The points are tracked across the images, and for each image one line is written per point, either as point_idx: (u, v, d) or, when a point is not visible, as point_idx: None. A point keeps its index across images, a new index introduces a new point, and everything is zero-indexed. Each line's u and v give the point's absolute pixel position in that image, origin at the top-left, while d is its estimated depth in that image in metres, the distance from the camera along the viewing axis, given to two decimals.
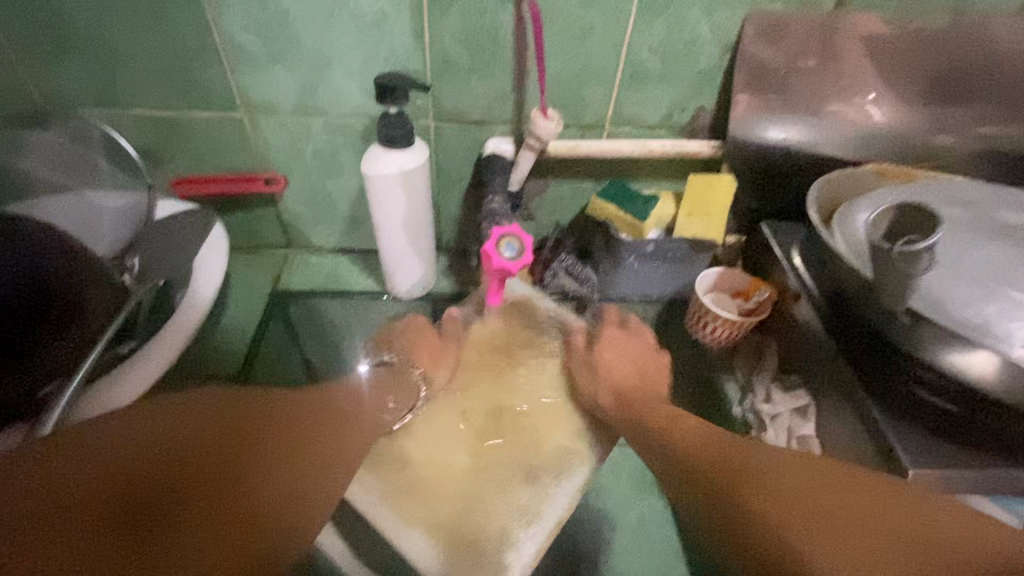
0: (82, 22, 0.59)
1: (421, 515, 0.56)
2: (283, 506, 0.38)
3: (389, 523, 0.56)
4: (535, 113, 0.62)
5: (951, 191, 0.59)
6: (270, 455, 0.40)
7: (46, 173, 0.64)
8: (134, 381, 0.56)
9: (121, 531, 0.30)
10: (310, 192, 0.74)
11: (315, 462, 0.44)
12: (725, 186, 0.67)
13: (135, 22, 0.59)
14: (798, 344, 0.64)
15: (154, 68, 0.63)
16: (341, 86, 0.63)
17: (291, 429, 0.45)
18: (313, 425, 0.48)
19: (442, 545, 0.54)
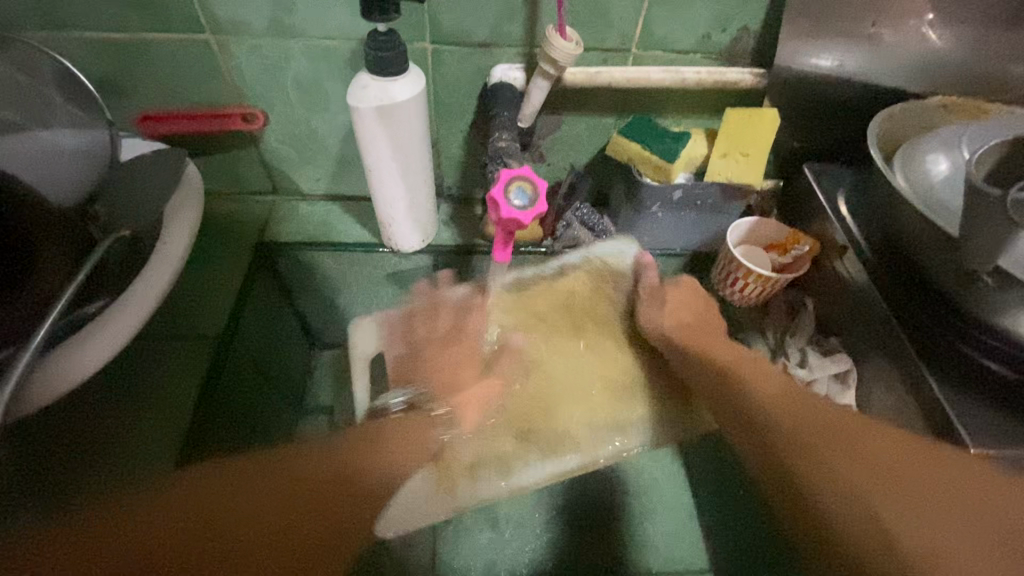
0: None
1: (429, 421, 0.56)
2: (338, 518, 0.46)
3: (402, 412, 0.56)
4: (550, 31, 0.52)
5: None
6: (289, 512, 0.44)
7: None
8: (104, 341, 0.49)
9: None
10: (293, 130, 0.65)
11: (346, 483, 0.47)
12: (768, 121, 0.59)
13: None
14: (839, 303, 0.58)
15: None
16: (321, 0, 0.54)
17: (318, 483, 0.46)
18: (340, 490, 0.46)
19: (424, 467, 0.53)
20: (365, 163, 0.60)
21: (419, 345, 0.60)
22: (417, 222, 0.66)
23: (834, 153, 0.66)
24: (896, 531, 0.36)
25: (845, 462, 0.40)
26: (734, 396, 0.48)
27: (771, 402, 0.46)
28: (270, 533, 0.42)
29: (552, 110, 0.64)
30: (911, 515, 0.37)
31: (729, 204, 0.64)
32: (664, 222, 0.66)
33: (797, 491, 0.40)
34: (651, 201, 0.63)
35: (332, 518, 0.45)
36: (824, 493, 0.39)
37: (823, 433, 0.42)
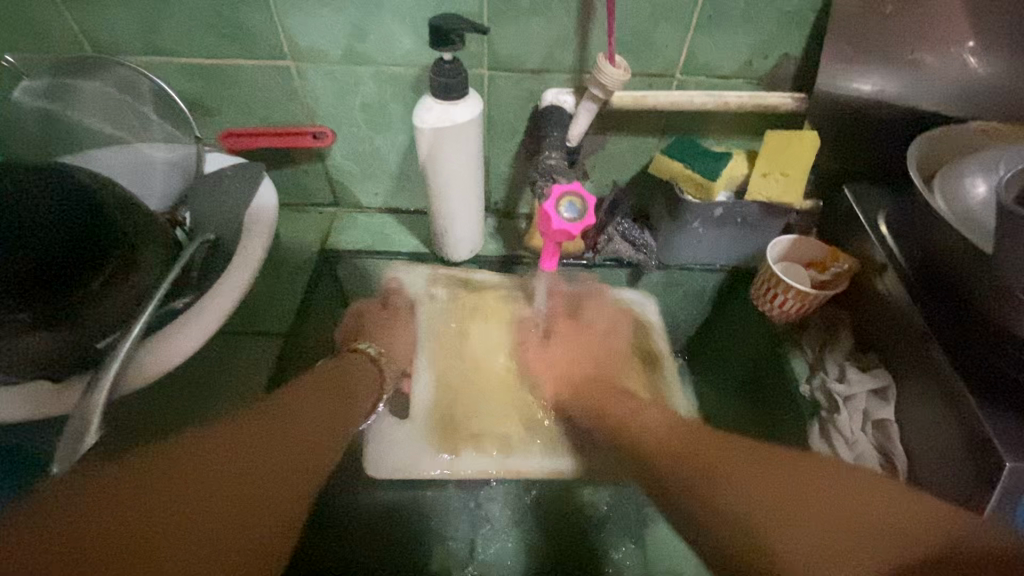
0: None
1: (442, 379, 0.66)
2: (293, 454, 0.49)
3: (421, 368, 0.67)
4: (600, 59, 0.57)
5: None
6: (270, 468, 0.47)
7: (96, 122, 0.65)
8: (192, 331, 0.55)
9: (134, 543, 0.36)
10: (356, 147, 0.71)
11: (307, 436, 0.52)
12: (808, 143, 0.61)
13: None
14: (879, 319, 0.59)
15: (199, 14, 0.60)
16: (391, 31, 0.59)
17: (267, 433, 0.49)
18: (287, 434, 0.50)
19: (431, 425, 0.62)
20: (424, 178, 0.65)
21: (462, 311, 0.71)
22: (467, 232, 0.71)
23: (874, 175, 0.68)
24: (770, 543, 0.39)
25: (730, 488, 0.44)
26: (634, 427, 0.57)
27: (668, 448, 0.52)
28: (237, 489, 0.43)
29: (598, 130, 0.68)
30: (782, 528, 0.40)
31: (768, 222, 0.66)
32: (703, 238, 0.68)
33: (698, 488, 0.46)
34: (691, 218, 0.65)
35: (275, 449, 0.48)
36: (717, 489, 0.45)
37: (709, 458, 0.48)
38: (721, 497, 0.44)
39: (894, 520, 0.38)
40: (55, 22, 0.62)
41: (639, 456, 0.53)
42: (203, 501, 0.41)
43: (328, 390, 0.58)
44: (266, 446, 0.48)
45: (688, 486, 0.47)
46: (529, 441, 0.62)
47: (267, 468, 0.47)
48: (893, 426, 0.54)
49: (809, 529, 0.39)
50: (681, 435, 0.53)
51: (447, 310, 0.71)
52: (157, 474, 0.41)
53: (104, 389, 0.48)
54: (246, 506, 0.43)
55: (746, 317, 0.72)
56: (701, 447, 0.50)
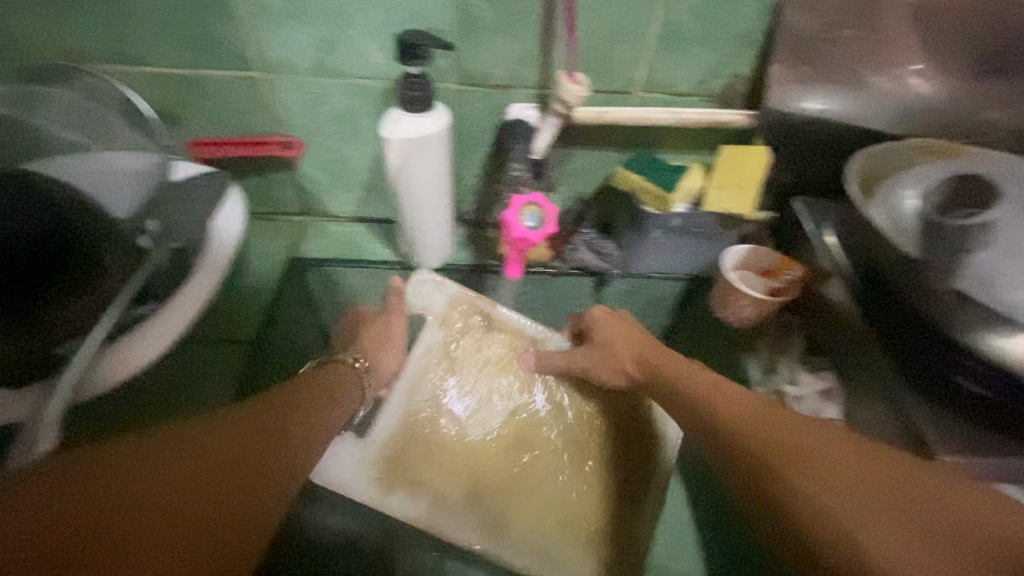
0: None
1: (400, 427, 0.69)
2: (291, 437, 0.48)
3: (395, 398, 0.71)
4: (561, 76, 0.59)
5: (1003, 166, 0.55)
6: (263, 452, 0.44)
7: (58, 131, 0.63)
8: (157, 337, 0.55)
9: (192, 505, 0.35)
10: (326, 157, 0.72)
11: (301, 416, 0.52)
12: (758, 159, 0.65)
13: None
14: (827, 324, 0.62)
15: (169, 24, 0.61)
16: (360, 45, 0.61)
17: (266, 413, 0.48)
18: (284, 416, 0.49)
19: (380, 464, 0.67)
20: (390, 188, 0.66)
21: (446, 351, 0.74)
22: (434, 241, 0.72)
23: (823, 188, 0.72)
24: (858, 526, 0.38)
25: (810, 444, 0.44)
26: (709, 403, 0.53)
27: (732, 429, 0.49)
28: (254, 458, 0.42)
29: (562, 143, 0.70)
30: (848, 494, 0.40)
31: (725, 232, 0.69)
32: (664, 248, 0.71)
33: (766, 472, 0.44)
34: (652, 228, 0.68)
35: (285, 437, 0.47)
36: (784, 482, 0.43)
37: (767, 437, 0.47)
38: (787, 476, 0.43)
39: (949, 509, 0.38)
40: (20, 29, 0.62)
41: (715, 438, 0.50)
42: (199, 473, 0.37)
43: (315, 391, 0.57)
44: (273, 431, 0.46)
45: (751, 452, 0.47)
46: (454, 503, 0.66)
47: (251, 446, 0.42)
48: (838, 424, 0.57)
49: (881, 520, 0.38)
50: (748, 400, 0.51)
51: (440, 342, 0.74)
52: (181, 463, 0.36)
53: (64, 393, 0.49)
54: (260, 472, 0.42)
55: (706, 324, 0.75)
56: (768, 419, 0.48)
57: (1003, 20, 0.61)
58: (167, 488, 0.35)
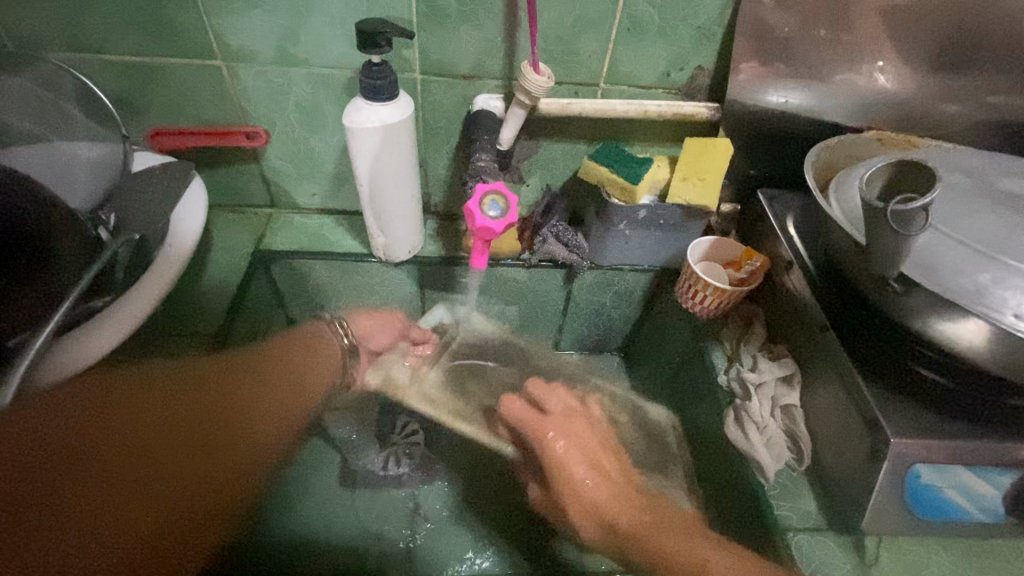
0: None
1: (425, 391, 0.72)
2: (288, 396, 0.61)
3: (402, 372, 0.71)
4: (525, 66, 0.59)
5: (955, 157, 0.57)
6: (257, 399, 0.58)
7: (13, 120, 0.62)
8: (113, 328, 0.55)
9: (211, 453, 0.50)
10: (292, 148, 0.71)
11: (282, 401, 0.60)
12: (722, 150, 0.65)
13: None
14: (788, 313, 0.63)
15: (124, 10, 0.59)
16: (323, 34, 0.60)
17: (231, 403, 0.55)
18: (243, 402, 0.56)
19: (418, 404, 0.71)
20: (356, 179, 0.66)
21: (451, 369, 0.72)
22: (401, 234, 0.71)
23: (786, 180, 0.73)
24: None
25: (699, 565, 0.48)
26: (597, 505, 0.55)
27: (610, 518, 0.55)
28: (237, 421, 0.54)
29: (530, 136, 0.70)
30: None
31: (690, 224, 0.70)
32: (630, 239, 0.72)
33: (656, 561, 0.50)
34: (618, 219, 0.69)
35: (283, 393, 0.61)
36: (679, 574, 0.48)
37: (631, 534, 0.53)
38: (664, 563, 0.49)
39: None
40: None
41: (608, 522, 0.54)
42: (181, 444, 0.48)
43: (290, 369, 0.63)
44: (276, 392, 0.60)
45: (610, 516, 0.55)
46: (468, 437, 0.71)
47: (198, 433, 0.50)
48: (799, 410, 0.58)
49: None
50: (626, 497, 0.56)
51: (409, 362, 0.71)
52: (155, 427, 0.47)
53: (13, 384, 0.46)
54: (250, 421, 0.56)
55: (673, 314, 0.76)
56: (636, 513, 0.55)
57: (958, 16, 0.62)
58: (115, 415, 0.46)
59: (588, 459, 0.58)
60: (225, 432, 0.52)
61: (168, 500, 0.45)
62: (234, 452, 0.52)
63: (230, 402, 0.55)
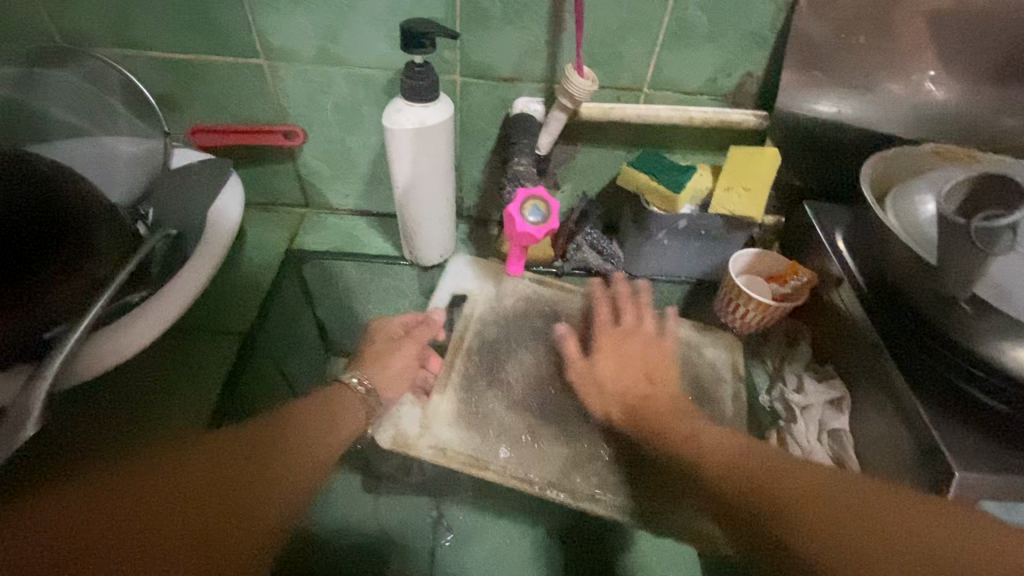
0: None
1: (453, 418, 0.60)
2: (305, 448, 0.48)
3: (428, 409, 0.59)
4: (568, 70, 0.58)
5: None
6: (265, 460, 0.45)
7: (61, 113, 0.63)
8: (143, 327, 0.54)
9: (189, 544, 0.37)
10: (329, 148, 0.71)
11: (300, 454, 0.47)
12: (770, 160, 0.63)
13: None
14: (836, 332, 0.60)
15: (171, 7, 0.60)
16: (364, 34, 0.60)
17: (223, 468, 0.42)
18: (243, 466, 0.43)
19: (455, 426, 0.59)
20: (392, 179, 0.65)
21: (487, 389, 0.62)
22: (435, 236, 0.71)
23: (832, 193, 0.70)
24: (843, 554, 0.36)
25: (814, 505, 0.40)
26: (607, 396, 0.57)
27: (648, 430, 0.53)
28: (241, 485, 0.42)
29: (567, 141, 0.69)
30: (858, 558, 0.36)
31: (731, 236, 0.68)
32: (668, 250, 0.69)
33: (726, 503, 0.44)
34: (657, 228, 0.67)
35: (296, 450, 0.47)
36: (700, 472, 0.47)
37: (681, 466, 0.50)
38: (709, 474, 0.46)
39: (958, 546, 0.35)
40: (22, 7, 0.61)
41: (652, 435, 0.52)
42: (150, 529, 0.36)
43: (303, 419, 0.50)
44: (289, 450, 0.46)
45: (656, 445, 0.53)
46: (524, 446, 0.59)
47: (175, 518, 0.38)
48: (847, 437, 0.55)
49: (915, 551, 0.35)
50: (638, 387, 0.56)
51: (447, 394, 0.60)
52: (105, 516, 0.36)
53: (46, 380, 0.46)
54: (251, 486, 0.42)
55: None
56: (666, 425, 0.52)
57: None
58: (33, 541, 0.34)
59: (618, 364, 0.58)
60: (231, 507, 0.40)
61: None
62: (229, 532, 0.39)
63: (215, 475, 0.41)
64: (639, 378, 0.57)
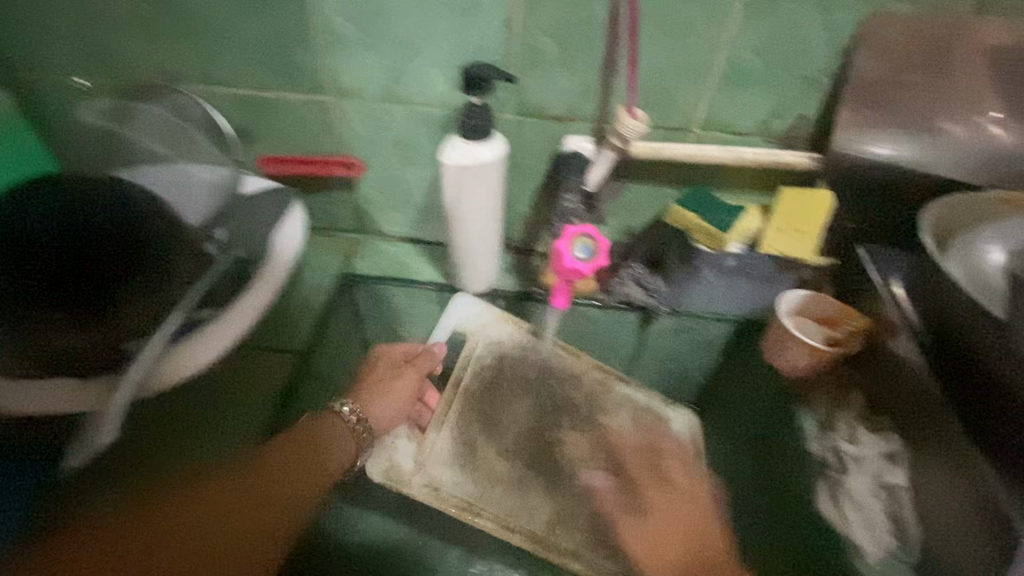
0: (196, 6, 0.62)
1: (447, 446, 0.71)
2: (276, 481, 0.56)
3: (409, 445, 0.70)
4: (621, 111, 0.60)
5: None
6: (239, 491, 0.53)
7: (146, 143, 0.68)
8: (212, 342, 0.56)
9: (226, 509, 0.52)
10: (386, 179, 0.75)
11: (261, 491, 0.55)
12: (822, 203, 0.63)
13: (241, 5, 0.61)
14: (890, 382, 0.57)
15: (252, 50, 0.65)
16: (427, 74, 0.63)
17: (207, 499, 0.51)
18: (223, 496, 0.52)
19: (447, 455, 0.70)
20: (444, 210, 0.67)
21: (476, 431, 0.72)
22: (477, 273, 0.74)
23: (889, 237, 0.68)
24: None
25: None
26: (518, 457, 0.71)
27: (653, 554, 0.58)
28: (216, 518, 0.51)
29: (615, 179, 0.70)
30: None
31: (780, 276, 0.67)
32: (715, 287, 0.69)
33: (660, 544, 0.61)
34: (702, 266, 0.67)
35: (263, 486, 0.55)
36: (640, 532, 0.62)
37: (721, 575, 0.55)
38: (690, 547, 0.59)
39: None
40: (122, 50, 0.67)
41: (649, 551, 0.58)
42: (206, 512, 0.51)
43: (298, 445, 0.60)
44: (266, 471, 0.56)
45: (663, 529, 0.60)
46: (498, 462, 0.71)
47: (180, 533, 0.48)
48: (905, 491, 0.52)
49: None
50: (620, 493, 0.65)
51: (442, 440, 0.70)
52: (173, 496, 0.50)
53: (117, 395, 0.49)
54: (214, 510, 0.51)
55: (754, 370, 0.72)
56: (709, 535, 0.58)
57: None
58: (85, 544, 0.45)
59: (667, 521, 0.59)
60: (240, 523, 0.52)
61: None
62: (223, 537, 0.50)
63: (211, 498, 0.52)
64: (678, 538, 0.57)
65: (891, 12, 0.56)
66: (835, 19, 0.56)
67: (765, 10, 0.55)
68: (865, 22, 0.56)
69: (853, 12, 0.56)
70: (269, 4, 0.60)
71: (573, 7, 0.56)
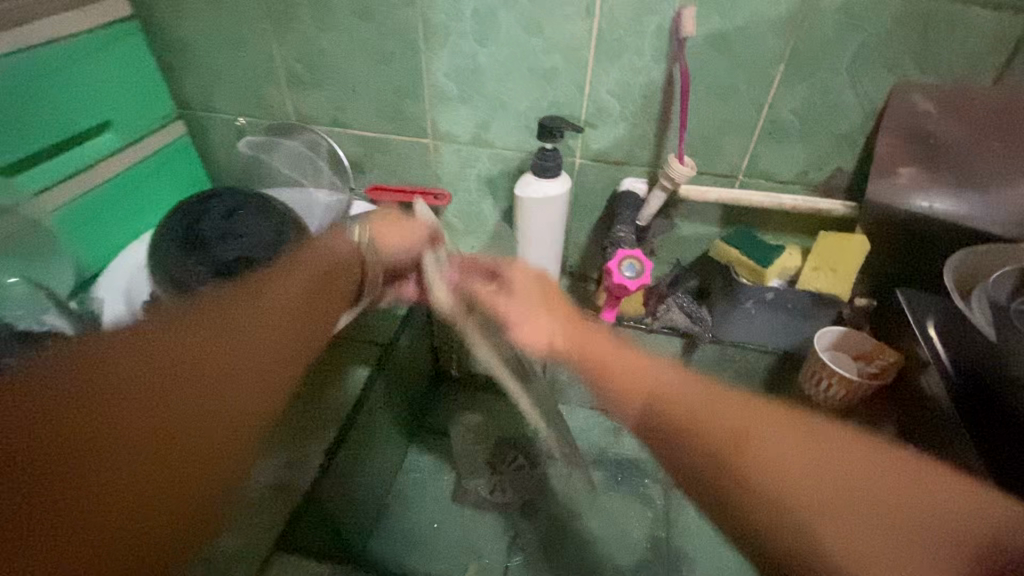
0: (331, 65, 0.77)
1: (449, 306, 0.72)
2: (220, 360, 0.50)
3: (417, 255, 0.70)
4: (671, 158, 0.70)
5: None
6: (246, 333, 0.54)
7: (286, 171, 0.86)
8: (325, 326, 0.68)
9: (181, 372, 0.47)
10: (466, 207, 0.88)
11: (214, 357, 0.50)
12: (857, 245, 0.68)
13: (368, 66, 0.76)
14: (920, 412, 0.61)
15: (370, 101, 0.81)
16: (509, 123, 0.77)
17: (174, 366, 0.47)
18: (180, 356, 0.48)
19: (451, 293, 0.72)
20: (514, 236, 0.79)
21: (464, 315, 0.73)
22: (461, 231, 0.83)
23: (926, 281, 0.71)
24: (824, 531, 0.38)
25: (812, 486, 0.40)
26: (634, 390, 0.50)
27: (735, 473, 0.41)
28: (211, 369, 0.49)
29: (666, 216, 0.79)
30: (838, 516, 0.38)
31: (817, 311, 0.73)
32: (756, 319, 0.75)
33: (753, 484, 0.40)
34: (744, 298, 0.74)
35: (213, 366, 0.49)
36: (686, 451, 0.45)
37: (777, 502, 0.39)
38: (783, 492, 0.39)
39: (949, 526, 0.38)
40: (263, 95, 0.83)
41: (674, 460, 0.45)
42: (136, 387, 0.44)
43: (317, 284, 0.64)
44: (267, 327, 0.56)
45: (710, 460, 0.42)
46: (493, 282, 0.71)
47: (197, 388, 0.48)
48: None
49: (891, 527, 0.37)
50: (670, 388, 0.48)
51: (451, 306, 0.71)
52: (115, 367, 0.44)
53: None
54: (196, 362, 0.49)
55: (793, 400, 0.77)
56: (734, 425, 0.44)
57: None
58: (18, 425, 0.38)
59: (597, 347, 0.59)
60: (188, 407, 0.47)
61: (155, 434, 0.44)
62: (185, 409, 0.46)
63: (209, 341, 0.50)
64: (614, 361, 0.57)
65: (919, 81, 0.63)
66: (866, 87, 0.64)
67: (800, 78, 0.64)
68: (895, 89, 0.64)
69: (883, 81, 0.63)
70: (390, 66, 0.76)
71: (633, 73, 0.68)
